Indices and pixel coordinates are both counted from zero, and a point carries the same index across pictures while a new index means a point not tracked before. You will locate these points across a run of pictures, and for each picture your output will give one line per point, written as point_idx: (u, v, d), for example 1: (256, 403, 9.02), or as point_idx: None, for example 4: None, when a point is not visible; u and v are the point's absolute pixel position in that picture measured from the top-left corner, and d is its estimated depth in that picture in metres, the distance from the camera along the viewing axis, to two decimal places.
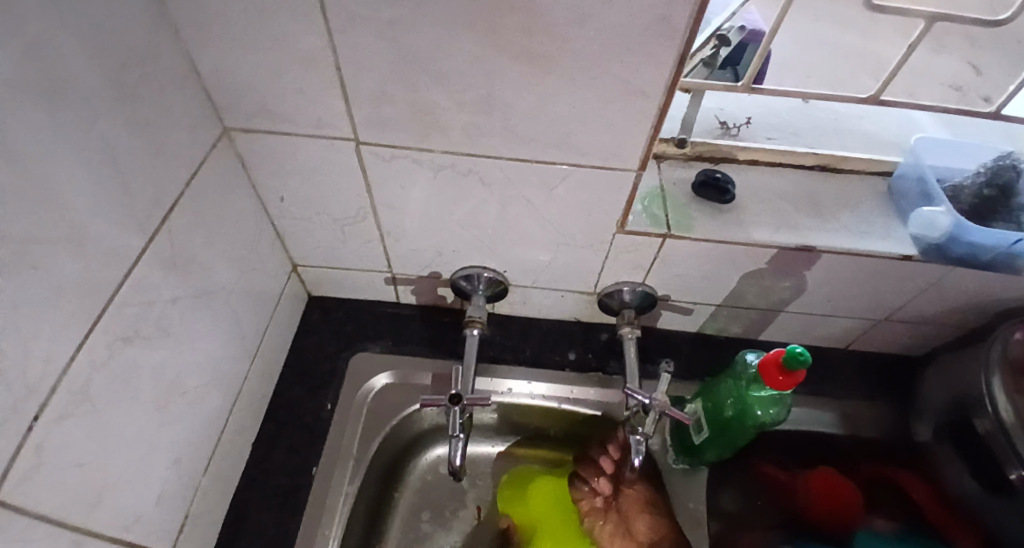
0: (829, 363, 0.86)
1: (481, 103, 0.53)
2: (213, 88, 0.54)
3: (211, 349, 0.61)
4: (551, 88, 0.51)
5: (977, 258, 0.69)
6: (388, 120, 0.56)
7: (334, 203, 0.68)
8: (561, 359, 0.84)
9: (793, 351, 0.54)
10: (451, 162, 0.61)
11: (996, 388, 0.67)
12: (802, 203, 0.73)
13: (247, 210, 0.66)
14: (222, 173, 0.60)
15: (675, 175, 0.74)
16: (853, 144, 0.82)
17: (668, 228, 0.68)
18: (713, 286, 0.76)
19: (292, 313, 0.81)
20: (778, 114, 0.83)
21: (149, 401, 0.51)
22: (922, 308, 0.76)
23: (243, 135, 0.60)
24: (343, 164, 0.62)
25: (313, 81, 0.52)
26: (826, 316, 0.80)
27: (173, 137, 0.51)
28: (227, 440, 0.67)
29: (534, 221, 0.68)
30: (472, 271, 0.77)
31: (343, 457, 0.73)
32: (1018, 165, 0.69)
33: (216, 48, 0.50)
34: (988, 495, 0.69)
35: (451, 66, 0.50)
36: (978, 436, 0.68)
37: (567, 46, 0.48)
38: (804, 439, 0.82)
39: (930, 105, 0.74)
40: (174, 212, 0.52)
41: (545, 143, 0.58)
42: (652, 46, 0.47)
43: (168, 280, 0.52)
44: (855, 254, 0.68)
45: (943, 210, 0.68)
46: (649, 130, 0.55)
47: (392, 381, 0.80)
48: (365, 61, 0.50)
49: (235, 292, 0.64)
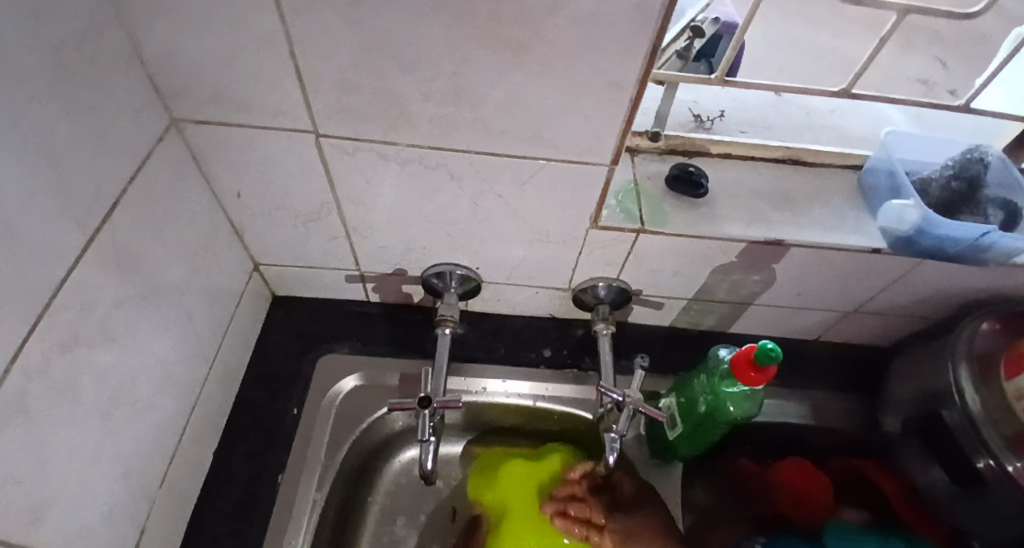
0: (801, 356, 0.87)
1: (447, 94, 0.51)
2: (160, 75, 0.51)
3: (165, 355, 0.57)
4: (521, 78, 0.49)
5: (944, 251, 0.68)
6: (350, 111, 0.53)
7: (296, 198, 0.65)
8: (536, 356, 0.83)
9: (764, 346, 0.53)
10: (418, 156, 0.58)
11: (963, 379, 0.68)
12: (775, 197, 0.72)
13: (202, 207, 0.62)
14: (172, 167, 0.56)
15: (648, 169, 0.73)
16: (824, 138, 0.82)
17: (642, 223, 0.67)
18: (688, 281, 0.75)
19: (255, 314, 0.78)
20: (750, 108, 0.83)
21: (95, 412, 0.48)
22: (890, 301, 0.77)
23: (194, 126, 0.56)
24: (304, 157, 0.59)
25: (268, 68, 0.49)
26: (798, 309, 0.80)
27: (114, 128, 0.47)
28: (185, 449, 0.63)
29: (506, 216, 0.66)
30: (443, 268, 0.75)
31: (311, 463, 0.70)
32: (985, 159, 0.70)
33: (160, 32, 0.47)
34: (954, 484, 0.70)
35: (415, 54, 0.47)
36: (946, 427, 0.69)
37: (536, 35, 0.46)
38: (777, 433, 0.82)
39: (900, 99, 0.74)
40: (118, 210, 0.48)
41: (516, 136, 0.56)
42: (625, 35, 0.45)
43: (112, 283, 0.48)
44: (827, 248, 0.68)
45: (911, 204, 0.67)
46: (623, 123, 0.54)
47: (361, 383, 0.78)
48: (323, 47, 0.47)
49: (190, 294, 0.61)
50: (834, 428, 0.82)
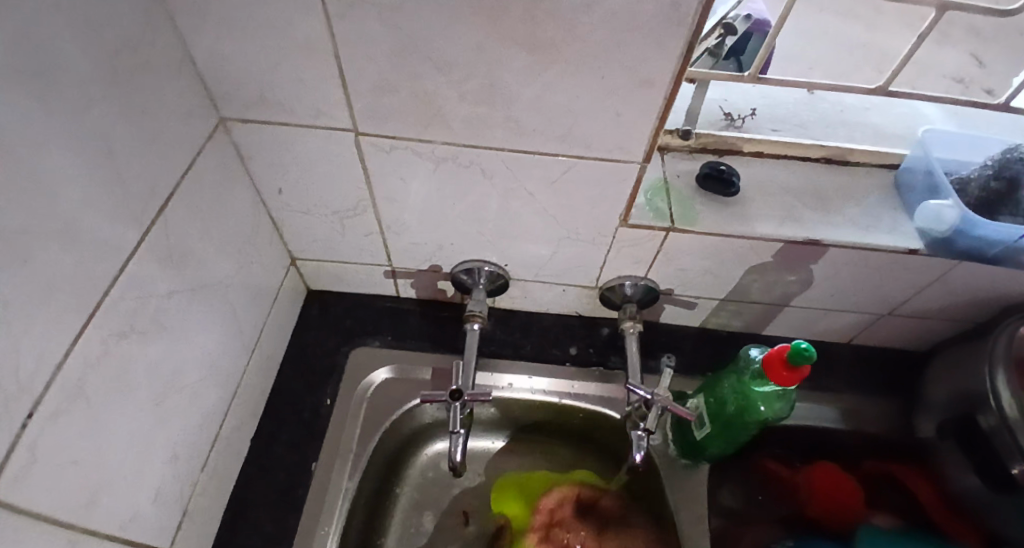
0: (832, 358, 0.86)
1: (482, 93, 0.52)
2: (209, 76, 0.53)
3: (208, 344, 0.60)
4: (555, 77, 0.50)
5: (982, 253, 0.68)
6: (388, 110, 0.55)
7: (333, 195, 0.67)
8: (563, 353, 0.83)
9: (797, 345, 0.53)
10: (452, 154, 0.60)
11: (1001, 384, 0.66)
12: (808, 196, 0.72)
13: (244, 203, 0.64)
14: (218, 165, 0.58)
15: (678, 167, 0.73)
16: (859, 136, 0.80)
17: (672, 221, 0.67)
18: (717, 280, 0.75)
19: (291, 308, 0.81)
20: (783, 106, 0.82)
21: (146, 398, 0.51)
22: (927, 303, 0.76)
23: (239, 125, 0.58)
24: (342, 155, 0.61)
25: (310, 70, 0.51)
26: (830, 310, 0.79)
27: (167, 127, 0.50)
28: (225, 436, 0.66)
29: (536, 214, 0.67)
30: (473, 265, 0.76)
31: (343, 453, 0.72)
32: None
33: (210, 35, 0.49)
34: (990, 491, 0.69)
35: (452, 54, 0.49)
36: (981, 431, 0.68)
37: (571, 34, 0.46)
38: (807, 435, 0.81)
39: (940, 96, 0.72)
40: (169, 206, 0.51)
41: (548, 135, 0.56)
42: (659, 33, 0.46)
43: (163, 275, 0.51)
44: (862, 248, 0.67)
45: (948, 204, 0.67)
46: (655, 121, 0.54)
47: (392, 376, 0.80)
48: (365, 48, 0.49)
49: (232, 287, 0.63)
50: (867, 431, 0.80)
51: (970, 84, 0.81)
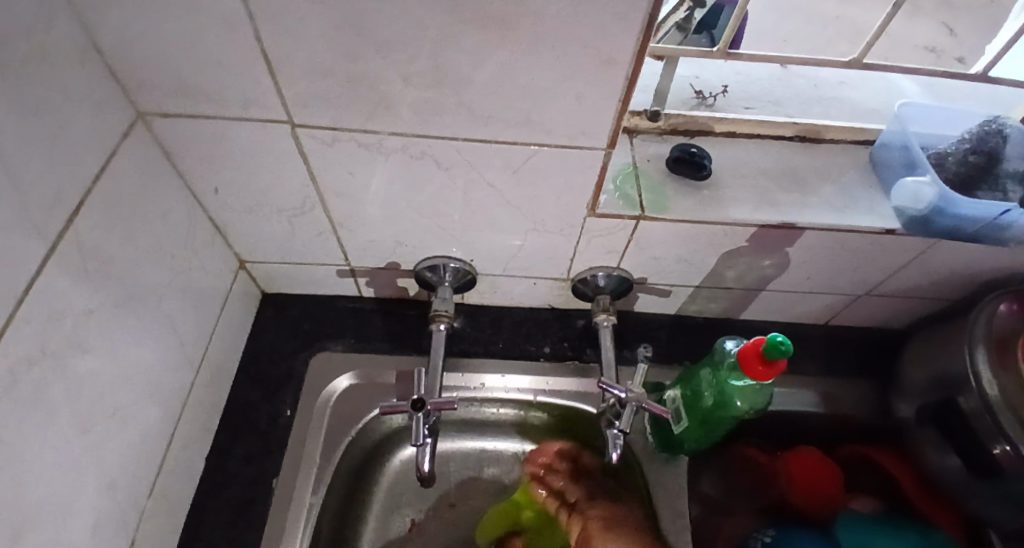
0: (811, 342, 0.84)
1: (428, 77, 0.48)
2: (119, 65, 0.47)
3: (143, 361, 0.55)
4: (507, 57, 0.46)
5: (962, 231, 0.65)
6: (327, 99, 0.50)
7: (277, 193, 0.62)
8: (536, 349, 0.80)
9: (774, 339, 0.50)
10: (401, 145, 0.55)
11: (981, 363, 0.65)
12: (783, 176, 0.68)
13: (177, 205, 0.59)
14: (141, 164, 0.53)
15: (648, 150, 0.69)
16: (833, 112, 0.77)
17: (643, 209, 0.63)
18: (692, 268, 0.72)
19: (243, 313, 0.76)
20: (756, 83, 0.79)
21: (69, 427, 0.46)
22: (905, 282, 0.74)
23: (162, 120, 0.53)
24: (281, 149, 0.56)
25: (234, 56, 0.46)
26: (808, 293, 0.77)
27: (72, 123, 0.44)
28: (173, 456, 0.62)
29: (498, 206, 0.63)
30: (436, 261, 0.72)
31: (305, 466, 0.68)
32: (1003, 129, 0.66)
33: (115, 19, 0.43)
34: (971, 473, 0.67)
35: (392, 33, 0.44)
36: (962, 413, 0.66)
37: (521, 8, 0.42)
38: (788, 421, 0.79)
39: (915, 68, 0.69)
40: (82, 213, 0.45)
41: (505, 121, 0.52)
42: (619, 5, 0.41)
43: (79, 291, 0.45)
44: (839, 230, 0.64)
45: (926, 181, 0.64)
46: (619, 102, 0.50)
47: (355, 382, 0.76)
48: (293, 30, 0.43)
49: (169, 296, 0.58)
50: (846, 415, 0.79)
51: (941, 54, 0.78)
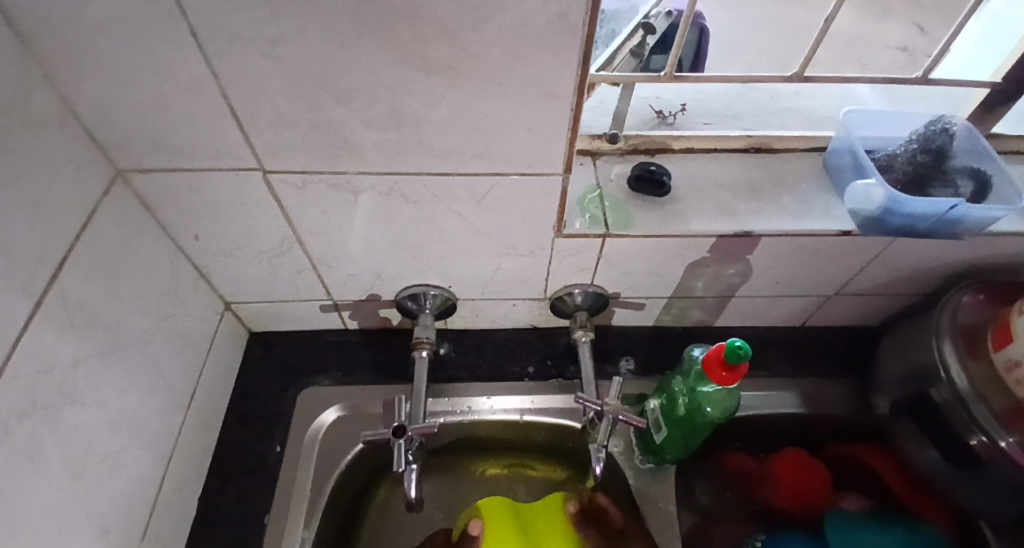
0: (789, 344, 0.85)
1: (388, 120, 0.51)
2: (95, 128, 0.50)
3: (131, 407, 0.57)
4: (458, 97, 0.49)
5: (916, 228, 0.67)
6: (295, 146, 0.53)
7: (255, 236, 0.64)
8: (520, 370, 0.82)
9: (731, 344, 0.52)
10: (369, 183, 0.58)
11: (949, 356, 0.67)
12: (741, 187, 0.71)
13: (160, 254, 0.62)
14: (123, 218, 0.56)
15: (611, 171, 0.72)
16: (789, 122, 0.81)
17: (607, 227, 0.66)
18: (663, 280, 0.75)
19: (231, 353, 0.78)
20: (713, 99, 0.82)
21: (62, 475, 0.47)
22: (870, 280, 0.76)
23: (140, 175, 0.56)
24: (255, 195, 0.58)
25: (203, 113, 0.49)
26: (779, 297, 0.79)
27: (54, 186, 0.47)
28: (166, 498, 0.63)
29: (468, 234, 0.66)
30: (415, 290, 0.75)
31: (297, 500, 0.70)
32: (949, 128, 0.70)
33: (91, 87, 0.47)
34: (950, 465, 0.69)
35: (350, 82, 0.47)
36: (936, 406, 0.68)
37: (465, 53, 0.45)
38: (772, 425, 0.81)
39: (859, 76, 0.73)
40: (66, 269, 0.48)
41: (464, 154, 0.55)
42: (554, 44, 0.45)
43: (65, 343, 0.48)
44: (796, 235, 0.66)
45: (875, 183, 0.66)
46: (569, 129, 0.53)
47: (343, 414, 0.77)
48: (256, 86, 0.47)
49: (155, 342, 0.60)
50: (828, 415, 0.80)
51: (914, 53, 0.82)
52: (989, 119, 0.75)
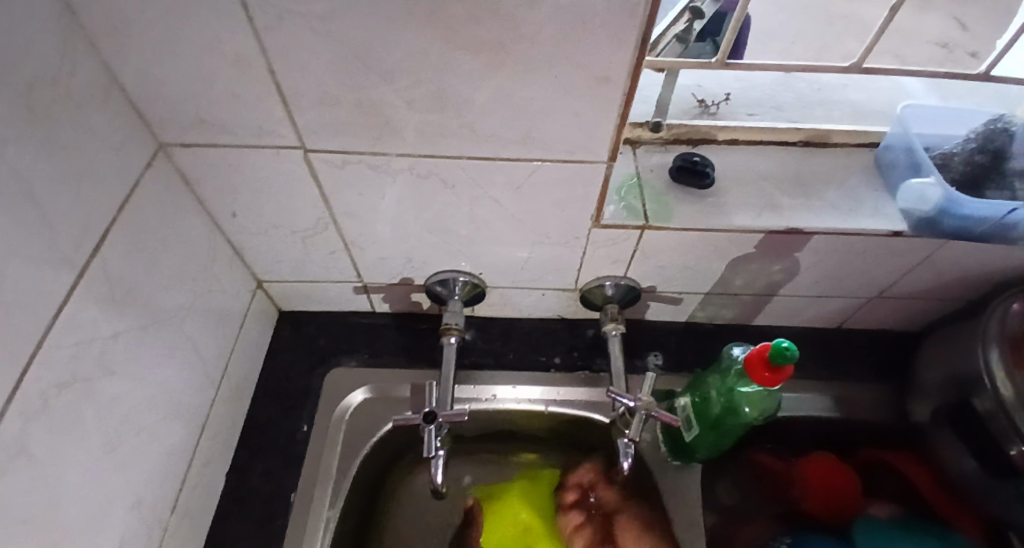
0: (823, 345, 0.83)
1: (432, 100, 0.49)
2: (140, 101, 0.50)
3: (166, 381, 0.57)
4: (507, 79, 0.47)
5: (969, 231, 0.65)
6: (336, 125, 0.52)
7: (290, 215, 0.64)
8: (547, 360, 0.81)
9: (777, 344, 0.50)
10: (408, 166, 0.57)
11: (994, 363, 0.65)
12: (786, 182, 0.69)
13: (196, 229, 0.61)
14: (163, 193, 0.55)
15: (652, 161, 0.70)
16: (838, 115, 0.78)
17: (647, 219, 0.64)
18: (699, 275, 0.73)
19: (261, 331, 0.78)
20: (759, 90, 0.79)
21: (100, 446, 0.48)
22: (915, 283, 0.73)
23: (182, 150, 0.56)
24: (292, 173, 0.58)
25: (246, 88, 0.48)
26: (817, 297, 0.77)
27: (99, 158, 0.46)
28: (197, 472, 0.64)
29: (504, 220, 0.65)
30: (446, 275, 0.74)
31: (323, 479, 0.70)
32: (1011, 128, 0.66)
33: (136, 59, 0.46)
34: (988, 475, 0.67)
35: (396, 60, 0.46)
36: (978, 415, 0.66)
37: (519, 32, 0.43)
38: (803, 426, 0.79)
39: (917, 69, 0.69)
40: (107, 242, 0.48)
41: (507, 139, 0.54)
42: (610, 26, 0.43)
43: (106, 316, 0.48)
44: (843, 233, 0.64)
45: (931, 182, 0.64)
46: (617, 116, 0.51)
47: (370, 396, 0.77)
48: (301, 61, 0.46)
49: (189, 318, 0.60)
50: (862, 419, 0.78)
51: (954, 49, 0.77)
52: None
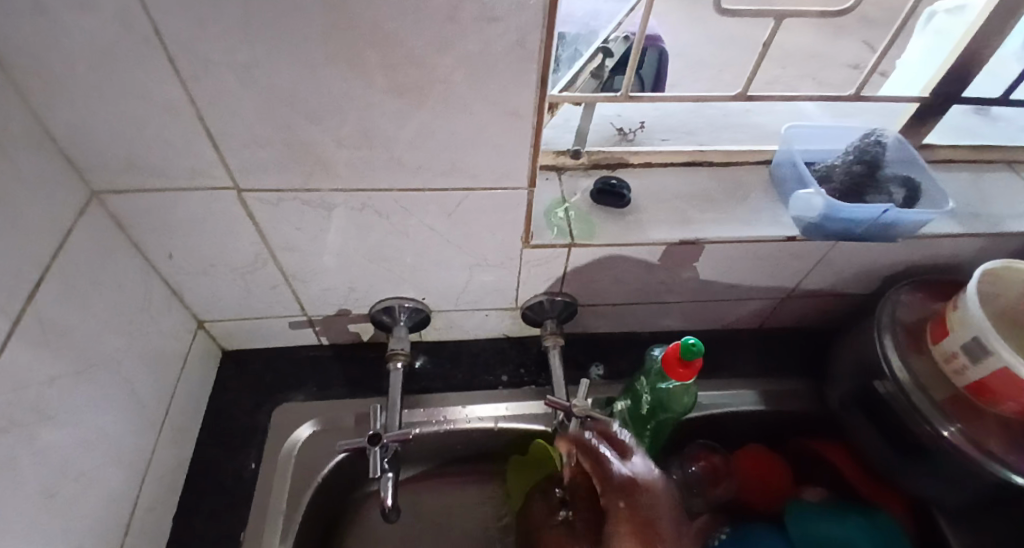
0: (748, 346, 0.90)
1: (360, 138, 0.53)
2: (72, 150, 0.52)
3: (104, 426, 0.57)
4: (426, 117, 0.52)
5: (852, 231, 0.73)
6: (269, 164, 0.55)
7: (229, 253, 0.66)
8: (493, 378, 0.84)
9: (686, 342, 0.56)
10: (342, 199, 0.60)
11: (890, 349, 0.72)
12: (696, 198, 0.76)
13: (133, 272, 0.62)
14: (97, 238, 0.57)
15: (576, 184, 0.76)
16: (741, 137, 0.87)
17: (572, 237, 0.69)
18: (627, 287, 0.78)
19: (204, 372, 0.78)
20: (671, 117, 0.88)
21: (36, 492, 0.47)
22: (818, 282, 0.81)
23: (115, 196, 0.57)
24: (229, 212, 0.60)
25: (178, 133, 0.51)
26: (737, 301, 0.84)
27: (32, 206, 0.48)
28: (139, 518, 0.63)
29: (439, 246, 0.68)
30: (389, 303, 0.77)
31: (272, 515, 0.70)
32: (880, 140, 0.76)
33: (68, 110, 0.48)
34: (897, 453, 0.73)
35: (322, 104, 0.50)
36: (882, 398, 0.72)
37: (432, 75, 0.48)
38: (735, 422, 0.85)
39: (800, 93, 0.79)
40: (43, 287, 0.49)
41: (433, 170, 0.58)
42: (513, 68, 0.48)
43: (41, 360, 0.48)
44: (745, 240, 0.71)
45: (814, 192, 0.71)
46: (531, 145, 0.56)
47: (317, 429, 0.78)
48: (231, 107, 0.49)
49: (128, 360, 0.61)
50: (787, 411, 0.84)
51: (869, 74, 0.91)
52: (921, 132, 0.81)
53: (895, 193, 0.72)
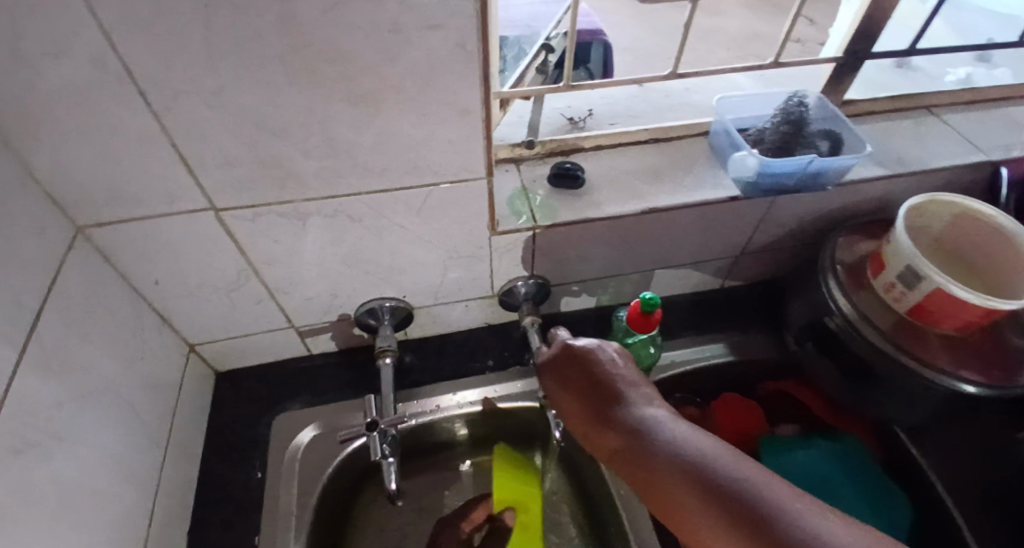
0: (712, 305, 0.97)
1: (325, 148, 0.58)
2: (53, 189, 0.55)
3: (112, 447, 0.60)
4: (384, 121, 0.57)
5: (786, 184, 0.80)
6: (243, 182, 0.59)
7: (213, 272, 0.69)
8: (480, 365, 0.89)
9: (645, 297, 0.61)
10: (315, 208, 0.64)
11: (835, 288, 0.78)
12: (645, 172, 0.82)
13: (122, 300, 0.65)
14: (85, 270, 0.60)
15: (534, 173, 0.82)
16: (682, 113, 0.93)
17: (535, 221, 0.75)
18: (594, 263, 0.84)
19: (200, 394, 0.81)
20: (616, 102, 0.94)
21: (56, 509, 0.50)
22: (766, 236, 0.88)
23: (99, 229, 0.60)
24: (209, 233, 0.64)
25: (154, 161, 0.55)
26: (696, 264, 0.90)
27: (23, 243, 0.51)
28: (155, 534, 0.65)
29: (412, 243, 0.73)
30: (372, 304, 0.81)
31: (283, 518, 0.73)
32: (804, 101, 0.83)
33: (47, 151, 0.52)
34: (854, 383, 0.79)
35: (287, 119, 0.54)
36: (834, 334, 0.78)
37: (385, 82, 0.53)
38: (708, 376, 0.91)
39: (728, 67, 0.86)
40: (41, 318, 0.52)
41: (397, 171, 0.63)
42: (457, 68, 0.54)
43: (47, 386, 0.51)
44: (693, 204, 0.77)
45: (747, 153, 0.78)
46: (484, 138, 0.61)
47: (317, 433, 0.81)
48: (202, 131, 0.53)
49: (127, 384, 0.64)
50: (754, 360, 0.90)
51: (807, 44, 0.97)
52: (841, 91, 0.88)
53: (831, 140, 0.79)
